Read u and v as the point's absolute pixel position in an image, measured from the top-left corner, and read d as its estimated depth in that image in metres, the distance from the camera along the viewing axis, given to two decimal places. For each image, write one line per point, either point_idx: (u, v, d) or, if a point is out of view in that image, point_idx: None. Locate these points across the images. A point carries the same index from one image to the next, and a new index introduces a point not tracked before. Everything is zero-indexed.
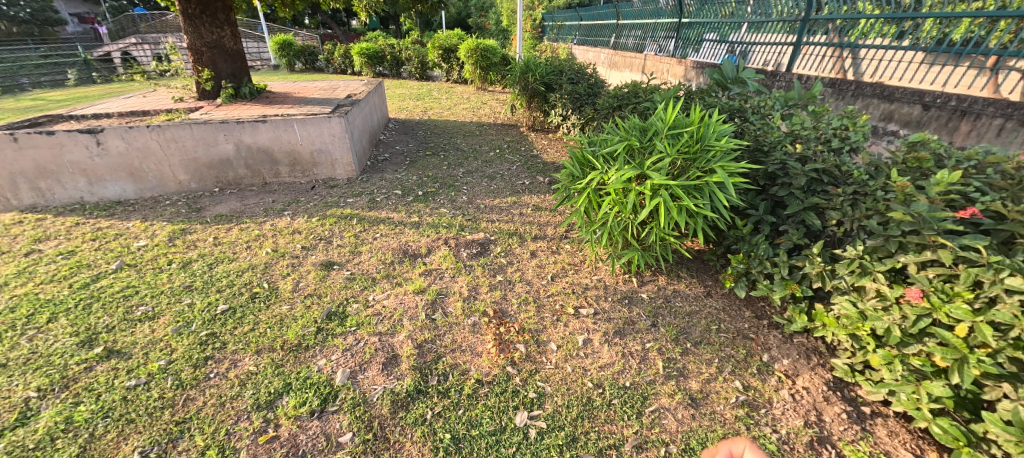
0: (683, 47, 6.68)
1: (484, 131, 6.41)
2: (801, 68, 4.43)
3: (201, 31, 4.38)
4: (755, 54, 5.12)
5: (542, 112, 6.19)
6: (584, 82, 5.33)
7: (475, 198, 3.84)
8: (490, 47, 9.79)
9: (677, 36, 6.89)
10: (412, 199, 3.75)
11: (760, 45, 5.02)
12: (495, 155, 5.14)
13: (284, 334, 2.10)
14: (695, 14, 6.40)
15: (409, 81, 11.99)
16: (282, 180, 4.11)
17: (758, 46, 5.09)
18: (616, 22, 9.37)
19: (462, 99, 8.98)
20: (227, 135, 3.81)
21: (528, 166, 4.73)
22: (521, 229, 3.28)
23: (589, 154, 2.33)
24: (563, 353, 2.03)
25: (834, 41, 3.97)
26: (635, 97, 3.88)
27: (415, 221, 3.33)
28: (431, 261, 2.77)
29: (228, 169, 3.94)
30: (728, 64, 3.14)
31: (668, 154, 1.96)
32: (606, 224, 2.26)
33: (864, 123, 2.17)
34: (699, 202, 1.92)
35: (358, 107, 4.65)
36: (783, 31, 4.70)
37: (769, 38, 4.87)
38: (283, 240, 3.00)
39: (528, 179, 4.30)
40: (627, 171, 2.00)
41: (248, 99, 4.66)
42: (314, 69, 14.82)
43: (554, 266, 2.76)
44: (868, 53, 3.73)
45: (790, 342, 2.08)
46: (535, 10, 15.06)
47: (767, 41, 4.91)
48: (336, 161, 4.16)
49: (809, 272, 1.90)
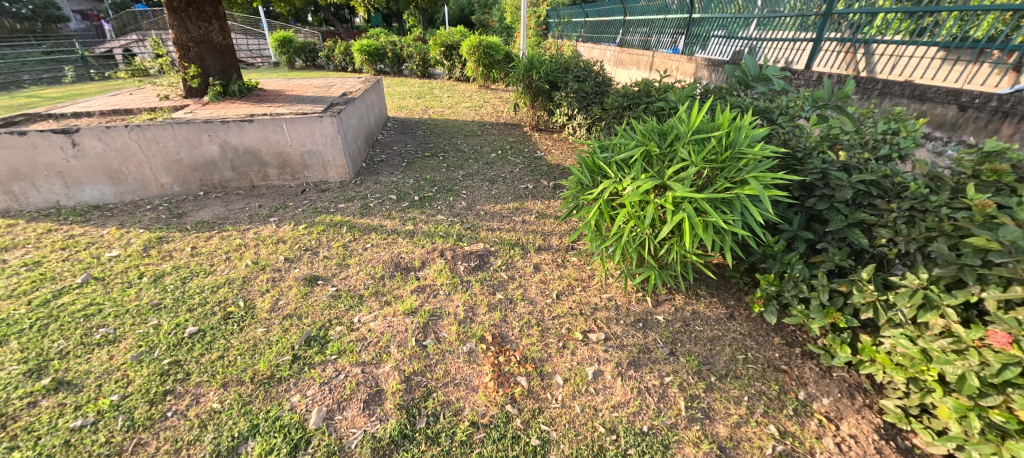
0: (691, 44, 6.40)
1: (485, 131, 6.17)
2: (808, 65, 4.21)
3: (188, 25, 4.15)
4: (764, 51, 4.85)
5: (546, 111, 5.94)
6: (591, 80, 5.06)
7: (475, 204, 3.60)
8: (493, 44, 9.54)
9: (684, 33, 6.62)
10: (408, 205, 3.51)
11: (770, 40, 4.74)
12: (496, 156, 4.89)
13: (255, 364, 1.86)
14: (705, 8, 6.09)
15: (410, 78, 11.75)
16: (271, 183, 3.88)
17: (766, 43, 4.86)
18: (623, 18, 9.08)
19: (463, 98, 8.73)
20: (211, 135, 3.58)
21: (531, 169, 4.48)
22: (524, 239, 3.04)
23: (600, 160, 2.08)
24: (570, 389, 1.78)
25: (846, 37, 3.74)
26: (647, 97, 3.62)
27: (409, 229, 3.10)
28: (424, 276, 2.53)
29: (213, 171, 3.70)
30: (750, 61, 2.85)
31: (694, 162, 1.72)
32: (620, 240, 2.01)
33: (914, 127, 1.91)
34: (729, 217, 1.67)
35: (353, 106, 4.42)
36: (792, 25, 4.42)
37: (778, 33, 4.60)
38: (265, 251, 2.77)
39: (531, 183, 4.05)
40: (645, 181, 1.75)
41: (237, 97, 4.43)
42: (315, 67, 14.60)
43: (560, 283, 2.52)
44: (882, 49, 3.48)
45: (829, 377, 1.83)
46: (539, 6, 14.77)
47: (774, 38, 4.69)
48: (328, 164, 3.93)
49: (856, 299, 1.65)
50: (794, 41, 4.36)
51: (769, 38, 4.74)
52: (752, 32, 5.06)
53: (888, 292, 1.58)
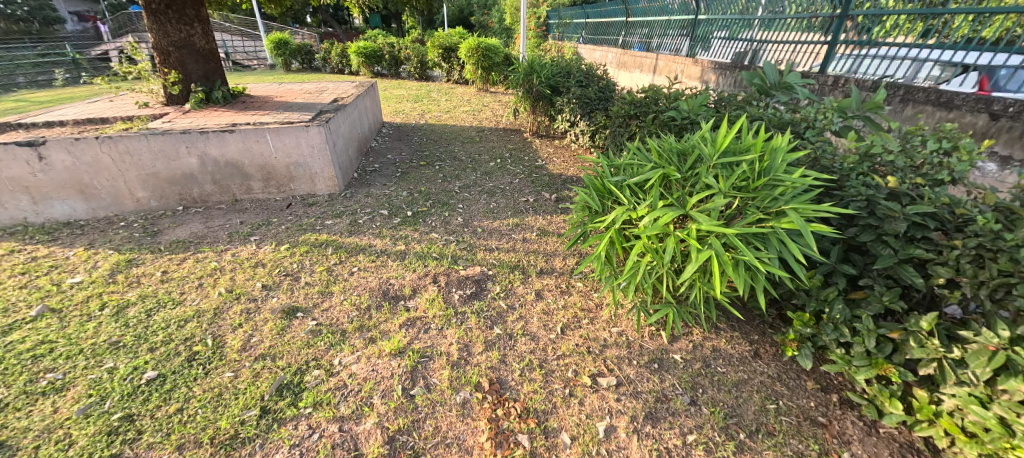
0: (694, 45, 6.11)
1: (484, 137, 5.93)
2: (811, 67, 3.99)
3: (168, 28, 3.93)
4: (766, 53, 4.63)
5: (547, 116, 5.71)
6: (594, 85, 4.82)
7: (472, 219, 3.37)
8: (492, 46, 9.31)
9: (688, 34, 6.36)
10: (400, 221, 3.27)
11: (774, 42, 4.50)
12: (495, 165, 4.66)
13: (216, 421, 1.62)
14: (711, 9, 5.78)
15: (408, 81, 11.51)
16: (254, 196, 3.65)
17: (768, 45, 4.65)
18: (625, 19, 8.84)
19: (462, 101, 8.51)
20: (190, 147, 3.35)
21: (532, 179, 4.25)
22: (524, 260, 2.80)
23: (610, 183, 1.85)
24: (579, 451, 1.55)
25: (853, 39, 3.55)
26: (655, 105, 3.39)
27: (400, 249, 2.86)
28: (414, 306, 2.29)
29: (192, 184, 3.47)
30: (771, 68, 2.63)
31: (723, 191, 1.48)
32: (634, 274, 1.78)
33: (970, 147, 1.68)
34: (765, 256, 1.44)
35: (343, 113, 4.19)
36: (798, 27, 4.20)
37: (783, 34, 4.37)
38: (241, 277, 2.53)
39: (532, 196, 3.82)
40: (667, 212, 1.52)
41: (221, 105, 4.20)
42: (312, 68, 14.38)
43: (564, 313, 2.29)
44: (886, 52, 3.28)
45: (875, 434, 1.60)
46: (539, 7, 14.53)
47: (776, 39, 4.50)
48: (315, 176, 3.69)
49: (915, 351, 1.43)
50: (798, 43, 4.14)
51: (771, 39, 4.55)
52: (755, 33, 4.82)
53: (955, 347, 1.36)
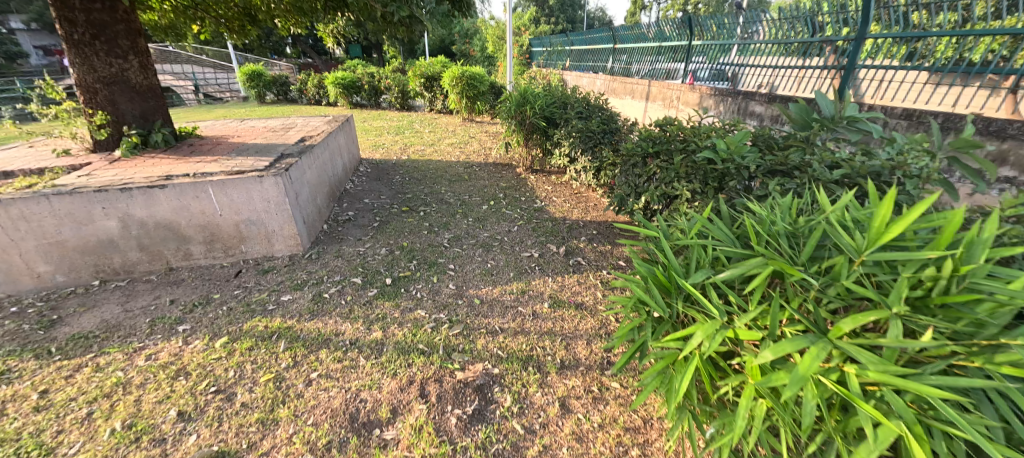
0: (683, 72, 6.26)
1: (473, 174, 5.38)
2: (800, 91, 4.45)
3: (95, 62, 3.27)
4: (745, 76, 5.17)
5: (542, 150, 5.20)
6: (597, 116, 4.33)
7: (467, 286, 2.73)
8: (477, 75, 8.91)
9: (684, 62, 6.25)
10: (376, 293, 2.61)
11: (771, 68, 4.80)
12: (489, 209, 4.08)
13: None
14: (707, 36, 5.79)
15: (388, 111, 11.01)
16: (194, 263, 2.95)
17: (748, 69, 5.17)
18: (612, 45, 8.61)
19: (447, 133, 8.00)
20: (108, 208, 2.66)
21: (533, 226, 3.68)
22: (538, 348, 2.16)
23: (680, 276, 1.25)
24: None
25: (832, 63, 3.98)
26: (680, 141, 2.88)
27: (376, 339, 2.20)
28: (393, 440, 1.62)
29: (112, 253, 2.76)
30: (824, 99, 2.20)
31: (899, 312, 0.91)
32: (729, 420, 1.17)
33: None
34: (986, 424, 0.86)
35: (309, 156, 3.59)
36: (800, 52, 4.45)
37: (784, 60, 4.63)
38: (153, 398, 1.83)
39: (535, 250, 3.24)
40: (813, 351, 0.92)
41: (161, 150, 3.52)
42: (287, 100, 13.78)
43: (604, 440, 1.65)
44: (867, 75, 3.55)
45: None
46: (521, 36, 14.41)
47: (756, 64, 5.02)
48: (271, 235, 3.01)
49: None
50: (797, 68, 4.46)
51: (750, 64, 5.08)
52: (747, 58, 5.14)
53: None
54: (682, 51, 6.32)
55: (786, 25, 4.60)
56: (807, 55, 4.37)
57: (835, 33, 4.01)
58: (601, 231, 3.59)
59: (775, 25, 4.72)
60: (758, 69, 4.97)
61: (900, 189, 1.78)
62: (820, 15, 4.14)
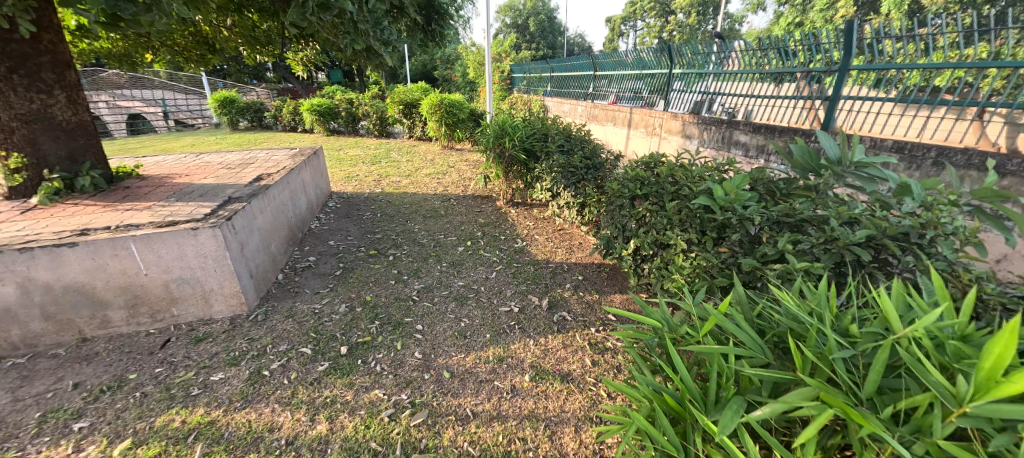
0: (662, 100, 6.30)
1: (450, 208, 5.06)
2: (775, 118, 4.53)
3: (11, 98, 2.84)
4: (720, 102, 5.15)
5: (523, 183, 4.93)
6: (579, 150, 4.10)
7: (436, 353, 2.36)
8: (456, 102, 8.70)
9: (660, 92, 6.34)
10: (327, 367, 2.22)
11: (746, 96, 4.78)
12: (465, 251, 3.75)
13: None
14: (685, 63, 5.73)
15: (366, 138, 10.70)
16: (115, 331, 2.52)
17: (722, 95, 5.14)
18: (592, 73, 8.57)
19: (425, 162, 7.71)
20: (3, 271, 2.22)
21: (513, 272, 3.35)
22: (517, 441, 1.80)
23: (701, 405, 0.95)
24: None
25: (805, 92, 4.11)
26: (671, 183, 2.62)
27: (319, 435, 1.80)
28: None
29: (8, 324, 2.31)
30: (828, 143, 2.00)
31: None
32: None
33: None
34: None
35: (263, 197, 3.23)
36: (774, 79, 4.48)
37: (757, 87, 4.65)
38: None
39: (515, 303, 2.89)
40: None
41: (89, 196, 3.11)
42: (262, 127, 13.35)
43: None
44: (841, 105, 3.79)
45: None
46: (502, 62, 14.42)
47: (730, 91, 5.01)
48: (209, 294, 2.61)
49: None
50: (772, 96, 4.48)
51: (725, 91, 5.06)
52: (722, 85, 5.09)
53: None
54: (659, 78, 6.34)
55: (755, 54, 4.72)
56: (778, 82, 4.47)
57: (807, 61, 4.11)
58: (587, 277, 3.28)
59: (749, 54, 4.76)
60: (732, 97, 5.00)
61: (934, 251, 1.52)
62: (793, 42, 4.23)
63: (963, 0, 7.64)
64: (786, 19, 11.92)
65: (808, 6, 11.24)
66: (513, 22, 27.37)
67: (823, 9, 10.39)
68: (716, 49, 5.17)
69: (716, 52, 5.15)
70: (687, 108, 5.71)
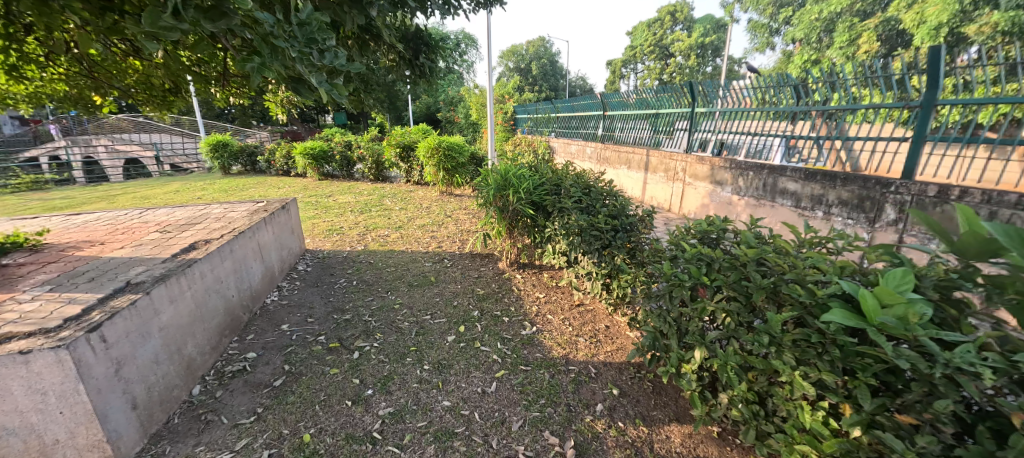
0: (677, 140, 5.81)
1: (442, 273, 4.16)
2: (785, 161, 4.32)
3: None
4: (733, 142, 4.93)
5: (530, 241, 4.04)
6: (601, 206, 3.25)
7: None
8: (456, 144, 8.02)
9: (667, 129, 6.04)
10: None
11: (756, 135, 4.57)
12: (455, 344, 2.80)
13: None
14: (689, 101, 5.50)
15: (361, 183, 10.03)
16: None
17: (731, 135, 4.95)
18: (601, 112, 7.92)
19: (421, 210, 6.93)
20: None
21: (521, 382, 2.39)
22: None
23: None
24: None
25: (822, 134, 3.93)
26: (758, 268, 1.73)
27: None
28: None
29: None
30: None
31: None
32: None
33: None
34: None
35: (184, 276, 2.41)
36: (787, 118, 4.28)
37: (767, 126, 4.46)
38: None
39: (524, 448, 1.92)
40: None
41: None
42: (256, 171, 12.81)
43: None
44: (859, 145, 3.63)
45: None
46: (507, 104, 14.04)
47: (738, 129, 4.84)
48: (54, 446, 1.71)
49: None
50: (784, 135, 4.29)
51: (733, 130, 4.89)
52: (732, 122, 4.89)
53: None
54: (666, 117, 6.04)
55: (771, 91, 4.40)
56: (795, 120, 4.18)
57: (824, 99, 3.89)
58: (625, 391, 2.31)
59: (761, 89, 4.50)
60: (742, 135, 4.77)
61: None
62: (809, 79, 4.00)
63: (1011, 31, 7.02)
64: (800, 58, 11.49)
65: (823, 44, 10.82)
66: (517, 65, 27.70)
67: (843, 46, 9.93)
68: (722, 87, 4.97)
69: (723, 91, 4.95)
70: (695, 148, 5.47)
